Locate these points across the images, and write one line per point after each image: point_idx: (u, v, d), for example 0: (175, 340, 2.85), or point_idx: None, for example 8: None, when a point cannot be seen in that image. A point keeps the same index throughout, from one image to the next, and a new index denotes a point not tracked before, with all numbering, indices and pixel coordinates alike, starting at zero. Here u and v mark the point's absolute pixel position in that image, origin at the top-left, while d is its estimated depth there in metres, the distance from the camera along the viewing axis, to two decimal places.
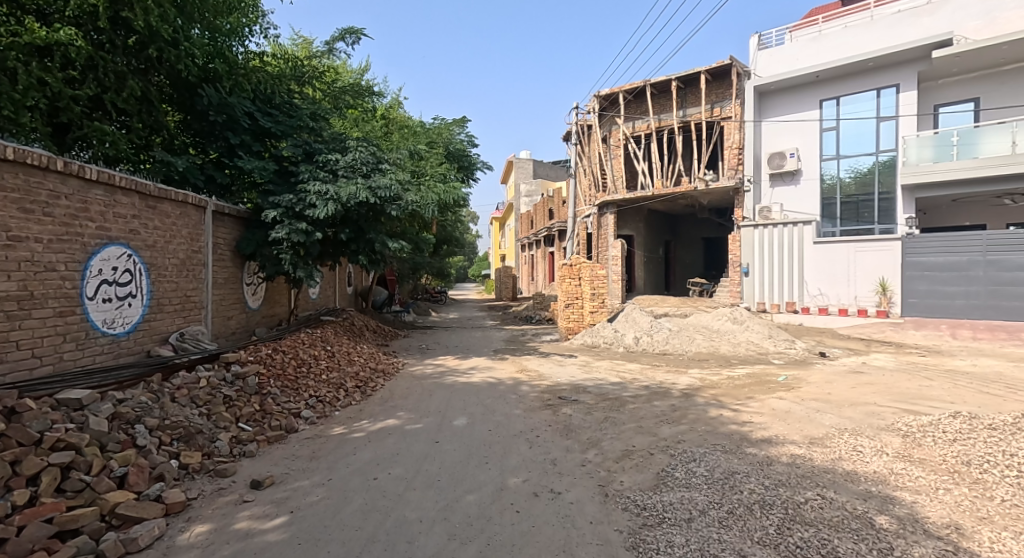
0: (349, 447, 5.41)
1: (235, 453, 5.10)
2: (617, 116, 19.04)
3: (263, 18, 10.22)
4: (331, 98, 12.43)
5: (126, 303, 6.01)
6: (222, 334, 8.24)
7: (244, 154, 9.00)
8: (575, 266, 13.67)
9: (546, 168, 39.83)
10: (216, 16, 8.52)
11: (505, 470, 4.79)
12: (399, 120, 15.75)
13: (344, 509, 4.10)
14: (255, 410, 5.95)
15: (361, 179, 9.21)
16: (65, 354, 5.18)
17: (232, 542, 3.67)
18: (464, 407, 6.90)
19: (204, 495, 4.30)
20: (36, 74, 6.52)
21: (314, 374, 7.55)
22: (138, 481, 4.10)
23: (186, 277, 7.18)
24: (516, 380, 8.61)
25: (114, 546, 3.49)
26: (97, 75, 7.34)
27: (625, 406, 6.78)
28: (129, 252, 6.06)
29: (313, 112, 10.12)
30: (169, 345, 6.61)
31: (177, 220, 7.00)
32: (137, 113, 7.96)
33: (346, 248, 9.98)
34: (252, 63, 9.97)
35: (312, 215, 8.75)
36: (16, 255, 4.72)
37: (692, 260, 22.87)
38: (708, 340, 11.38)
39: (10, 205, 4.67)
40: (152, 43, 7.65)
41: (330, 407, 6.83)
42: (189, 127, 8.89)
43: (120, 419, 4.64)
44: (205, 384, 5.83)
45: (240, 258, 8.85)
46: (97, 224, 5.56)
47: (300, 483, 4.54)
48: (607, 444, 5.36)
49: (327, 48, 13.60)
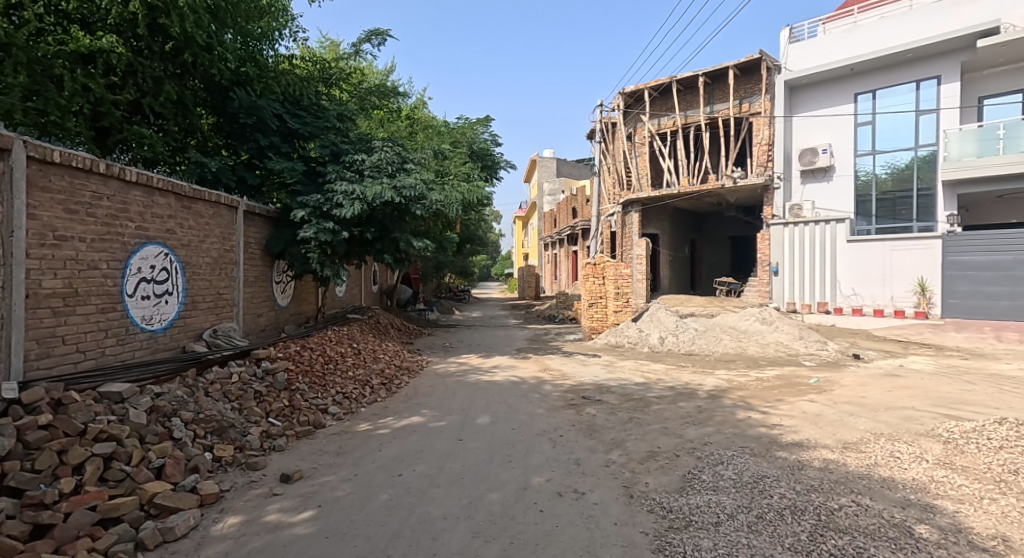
0: (374, 443, 5.49)
1: (265, 448, 5.23)
2: (642, 113, 18.89)
3: (292, 22, 10.52)
4: (357, 99, 12.84)
5: (163, 300, 6.23)
6: (252, 331, 8.45)
7: (274, 155, 9.18)
8: (599, 266, 13.63)
9: (569, 167, 39.78)
10: (247, 21, 8.79)
11: (528, 469, 4.79)
12: (423, 121, 15.86)
13: (369, 505, 4.15)
14: (284, 405, 6.08)
15: (386, 178, 9.25)
16: (107, 349, 5.36)
17: (262, 535, 3.76)
18: (487, 406, 6.91)
19: (237, 488, 4.42)
20: (80, 81, 6.86)
21: (340, 370, 7.69)
22: (174, 473, 4.24)
23: (219, 275, 7.38)
24: (539, 379, 8.57)
25: (152, 536, 3.57)
26: (136, 81, 7.71)
27: (650, 407, 6.71)
28: (166, 251, 6.26)
29: (340, 113, 10.25)
30: (203, 341, 6.82)
31: (211, 219, 7.20)
32: (172, 117, 8.32)
33: (371, 247, 10.10)
34: (282, 66, 10.25)
35: (338, 214, 8.84)
36: (62, 254, 4.86)
37: (719, 259, 22.54)
38: (736, 340, 11.20)
39: (57, 206, 4.81)
40: (187, 48, 7.93)
41: (356, 403, 6.93)
42: (222, 130, 9.18)
43: (158, 413, 4.83)
44: (236, 380, 6.03)
45: (269, 257, 9.06)
46: (136, 224, 5.75)
47: (326, 478, 4.63)
48: (632, 445, 5.33)
49: (354, 49, 13.94)
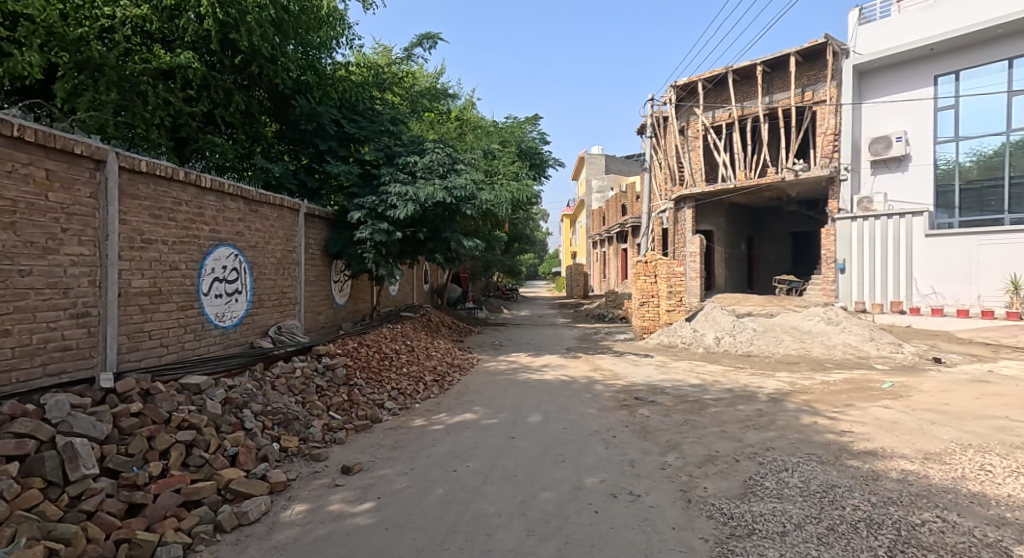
0: (429, 439, 5.64)
1: (327, 440, 5.47)
2: (696, 106, 18.42)
3: (348, 30, 10.91)
4: (409, 103, 13.20)
5: (234, 298, 6.62)
6: (313, 328, 8.83)
7: (332, 159, 9.55)
8: (651, 264, 13.46)
9: (618, 164, 39.27)
10: (308, 31, 9.22)
11: (581, 469, 4.79)
12: (472, 121, 16.05)
13: (425, 499, 4.27)
14: (344, 400, 6.34)
15: (438, 179, 9.42)
16: (186, 343, 5.75)
17: (326, 523, 3.92)
18: (538, 405, 6.95)
19: (302, 477, 4.65)
20: (162, 96, 7.49)
21: (395, 367, 7.92)
22: (247, 460, 4.51)
23: (282, 275, 7.76)
24: (590, 379, 8.54)
25: (230, 519, 3.80)
26: (209, 93, 8.26)
27: (706, 409, 6.56)
28: (236, 252, 6.65)
29: (393, 117, 10.52)
30: (268, 337, 7.19)
31: (275, 222, 7.58)
32: (241, 126, 8.85)
33: (423, 247, 10.35)
34: (339, 73, 10.64)
35: (393, 216, 9.08)
36: (148, 256, 5.23)
37: (777, 257, 21.69)
38: (799, 342, 10.77)
39: (144, 212, 5.19)
40: (254, 61, 8.44)
41: (411, 399, 7.13)
42: (285, 136, 9.65)
43: (231, 404, 5.14)
44: (300, 375, 6.35)
45: (328, 257, 9.43)
46: (210, 227, 6.13)
47: (384, 471, 4.79)
48: (688, 448, 5.23)
49: (406, 54, 14.34)
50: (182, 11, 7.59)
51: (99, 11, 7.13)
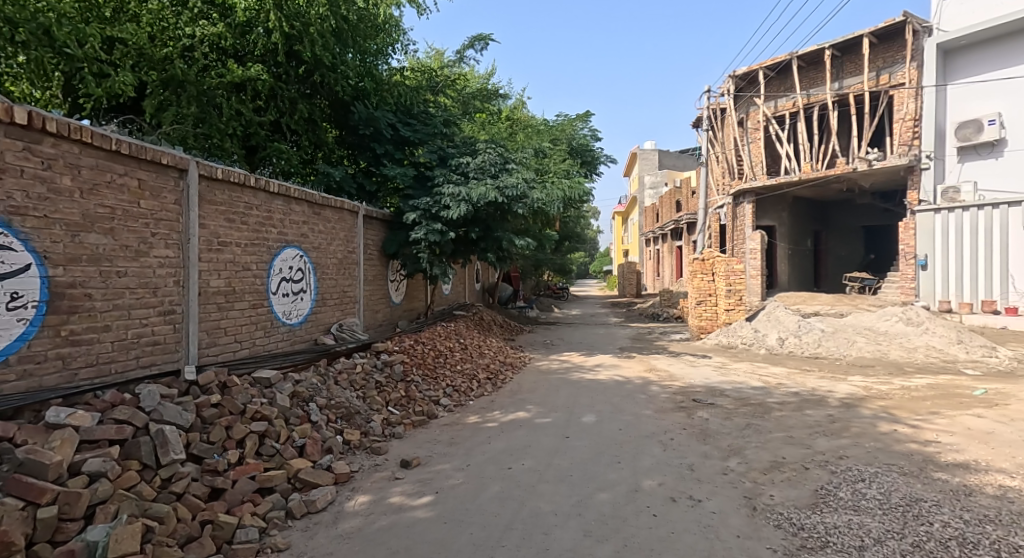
0: (483, 436, 5.69)
1: (386, 434, 5.62)
2: (756, 95, 17.68)
3: (403, 35, 11.15)
4: (461, 104, 13.38)
5: (299, 297, 6.89)
6: (371, 326, 9.08)
7: (389, 163, 9.78)
8: (708, 261, 12.98)
9: (673, 159, 38.36)
10: (365, 39, 9.47)
11: (638, 471, 4.70)
12: (523, 120, 16.06)
13: (481, 495, 4.30)
14: (401, 396, 6.49)
15: (489, 179, 9.46)
16: (257, 340, 6.03)
17: (387, 514, 4.01)
18: (592, 404, 6.87)
19: (364, 469, 4.80)
20: (235, 107, 7.99)
21: (450, 364, 8.04)
22: (314, 451, 4.69)
23: (343, 274, 8.03)
24: (645, 379, 8.37)
25: (299, 506, 3.97)
26: (276, 103, 8.68)
27: (771, 413, 6.29)
28: (301, 253, 6.93)
29: (446, 120, 10.66)
30: (331, 334, 7.45)
31: (337, 223, 7.85)
32: (305, 133, 9.24)
33: (476, 246, 10.45)
34: (394, 78, 10.89)
35: (447, 216, 9.20)
36: (224, 258, 5.53)
37: (849, 252, 20.40)
38: (873, 343, 10.16)
39: (220, 216, 5.48)
40: (316, 71, 8.78)
41: (465, 396, 7.21)
42: (345, 141, 9.95)
43: (298, 398, 5.37)
44: (360, 370, 6.55)
45: (385, 257, 9.67)
46: (278, 230, 6.42)
47: (441, 466, 4.87)
48: (752, 453, 5.03)
49: (458, 56, 14.55)
50: (252, 26, 8.01)
51: (181, 32, 7.71)
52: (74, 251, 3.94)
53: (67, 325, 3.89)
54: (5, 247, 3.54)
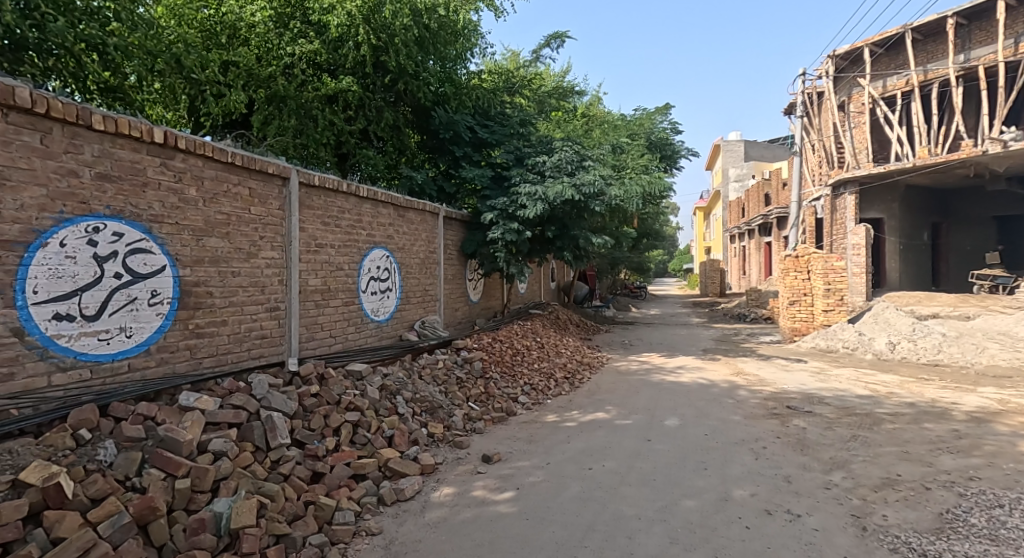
0: (563, 435, 5.74)
1: (467, 429, 5.82)
2: (861, 75, 16.49)
3: (481, 39, 11.43)
4: (537, 103, 13.50)
5: (386, 295, 7.27)
6: (451, 324, 9.39)
7: (467, 165, 10.02)
8: (802, 258, 12.21)
9: (760, 149, 36.39)
10: (446, 46, 9.82)
11: (728, 480, 4.55)
12: (599, 117, 15.88)
13: (562, 494, 4.35)
14: (481, 392, 6.68)
15: (566, 177, 9.46)
16: (349, 335, 6.44)
17: (471, 507, 4.16)
18: (674, 408, 6.72)
19: (448, 462, 5.01)
20: (328, 118, 8.60)
21: (528, 362, 8.16)
22: (401, 442, 4.96)
23: (425, 274, 8.36)
24: (732, 383, 8.06)
25: (390, 494, 4.21)
26: (364, 112, 9.21)
27: (880, 425, 5.86)
28: (387, 254, 7.31)
29: (522, 120, 10.79)
30: (414, 331, 7.81)
31: (419, 225, 8.19)
32: (390, 139, 9.73)
33: (552, 246, 10.48)
34: (473, 81, 11.19)
35: (523, 215, 9.29)
36: (320, 259, 5.95)
37: (975, 246, 18.51)
38: (1007, 351, 9.13)
39: (317, 220, 5.91)
40: (400, 79, 9.23)
41: (543, 394, 7.29)
42: (426, 145, 10.39)
43: (387, 390, 5.68)
44: (442, 366, 6.82)
45: (464, 257, 9.94)
46: (366, 232, 6.81)
47: (522, 463, 4.97)
48: (859, 468, 4.71)
49: (533, 56, 14.70)
50: (344, 42, 8.54)
51: (283, 51, 8.37)
52: (198, 254, 4.40)
53: (193, 319, 4.36)
54: (148, 250, 3.98)
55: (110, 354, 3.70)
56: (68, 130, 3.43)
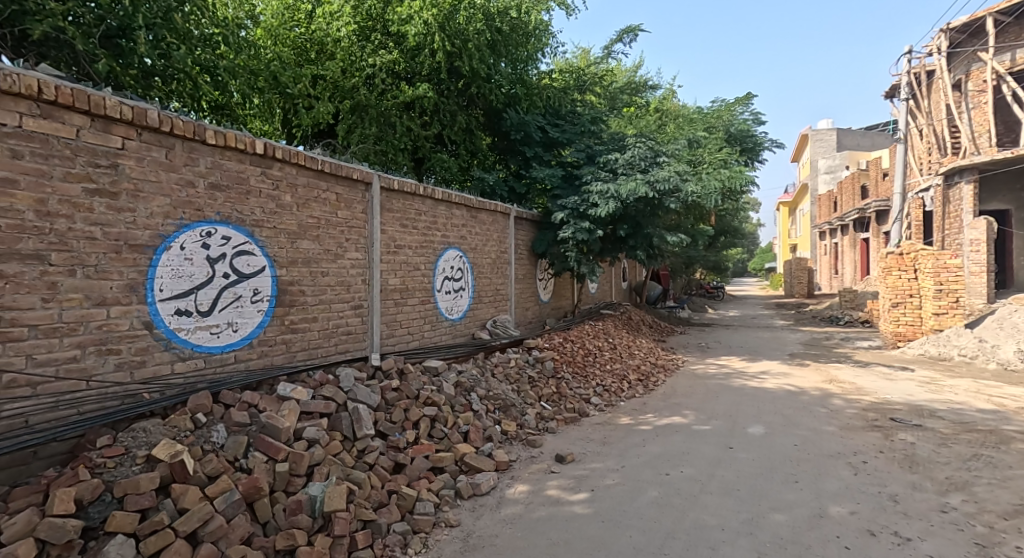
0: (638, 438, 5.68)
1: (540, 428, 5.89)
2: (983, 48, 14.76)
3: (552, 38, 11.49)
4: (608, 100, 13.37)
5: (459, 294, 7.49)
6: (522, 323, 9.49)
7: (538, 165, 10.07)
8: (907, 256, 11.40)
9: (855, 139, 33.87)
10: (517, 48, 9.97)
11: (823, 495, 4.30)
12: (673, 111, 15.43)
13: (639, 499, 4.30)
14: (553, 391, 6.74)
15: (639, 175, 9.30)
16: (425, 333, 6.70)
17: (546, 506, 4.22)
18: (758, 415, 6.44)
19: (522, 460, 5.10)
20: (405, 125, 8.98)
21: (600, 363, 8.11)
22: (476, 438, 5.11)
23: (497, 274, 8.52)
24: (824, 391, 7.61)
25: (467, 488, 4.36)
26: (439, 117, 9.52)
27: (1009, 444, 5.31)
28: (461, 254, 7.52)
29: (593, 117, 10.72)
30: (486, 330, 7.99)
31: (491, 225, 8.36)
32: (463, 142, 9.98)
33: (624, 245, 10.33)
34: (543, 81, 11.26)
35: (594, 214, 9.22)
36: (398, 259, 6.23)
37: None
38: None
39: (396, 223, 6.19)
40: (473, 83, 9.47)
41: (615, 396, 7.24)
42: (497, 147, 10.58)
43: (462, 387, 5.86)
44: (514, 364, 6.93)
45: (535, 257, 10.03)
46: (441, 233, 7.05)
47: (596, 465, 4.97)
48: (982, 492, 4.30)
49: (605, 52, 14.56)
50: (421, 50, 8.83)
51: (365, 62, 8.81)
52: (293, 255, 4.75)
53: (288, 315, 4.72)
54: (250, 252, 4.33)
55: (220, 346, 4.07)
56: (187, 145, 3.80)
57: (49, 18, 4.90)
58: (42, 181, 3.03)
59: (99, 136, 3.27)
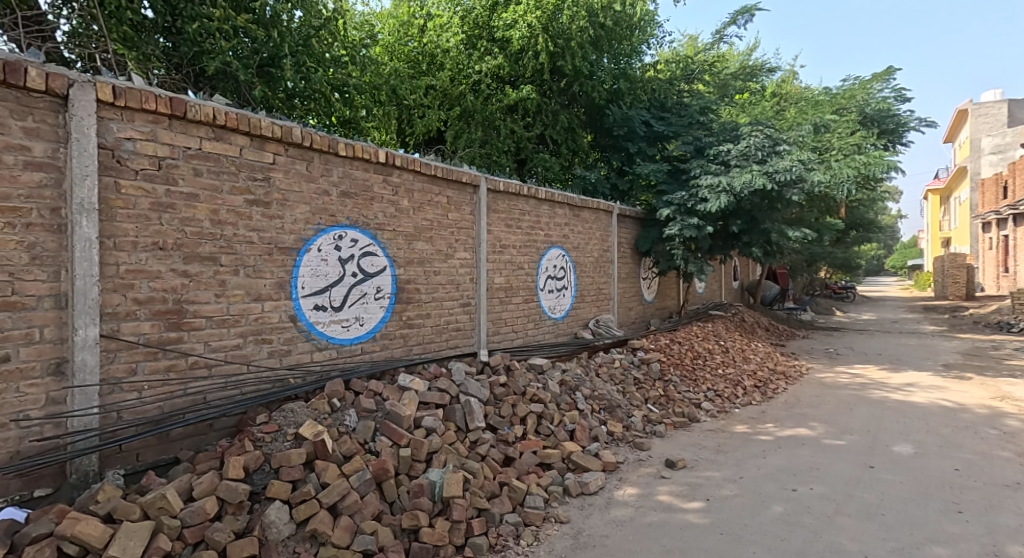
0: (757, 449, 5.38)
1: (647, 431, 5.79)
2: None
3: (658, 28, 11.23)
4: (719, 87, 12.75)
5: (561, 293, 7.55)
6: (625, 323, 9.35)
7: (642, 160, 9.86)
8: None
9: None
10: (619, 42, 9.91)
11: (992, 530, 3.75)
12: (794, 94, 14.31)
13: (762, 514, 4.05)
14: (660, 394, 6.57)
15: (756, 165, 8.73)
16: (528, 331, 6.85)
17: (658, 511, 4.15)
18: (905, 433, 5.80)
19: (630, 462, 5.06)
20: (509, 127, 9.25)
21: (711, 367, 7.77)
22: (582, 437, 5.15)
23: (599, 272, 8.47)
24: (992, 410, 6.67)
25: (575, 486, 4.41)
26: (541, 118, 9.66)
27: None
28: (563, 253, 7.58)
29: (702, 107, 10.28)
30: (588, 330, 7.99)
31: (593, 224, 8.33)
32: (563, 142, 9.95)
33: (737, 241, 9.78)
34: (648, 73, 11.02)
35: (704, 209, 8.83)
36: (503, 258, 6.42)
37: None
38: None
39: (501, 223, 6.39)
40: (575, 81, 9.52)
41: (729, 402, 6.91)
42: (599, 144, 10.51)
43: (566, 385, 5.92)
44: (618, 365, 6.87)
45: (638, 255, 9.83)
46: (544, 232, 7.15)
47: (711, 474, 4.79)
48: None
49: (715, 36, 13.90)
50: (524, 53, 9.02)
51: (471, 69, 9.16)
52: (409, 255, 5.09)
53: (406, 311, 5.07)
54: (374, 253, 4.71)
55: (349, 338, 4.48)
56: (323, 157, 4.23)
57: (220, 55, 5.77)
58: (215, 194, 3.52)
59: (255, 154, 3.75)
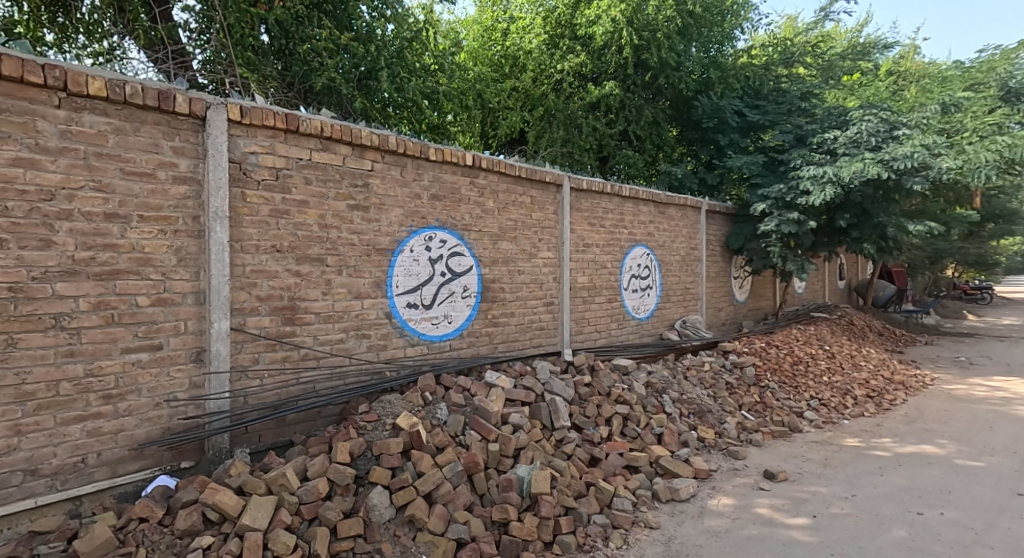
0: (872, 466, 4.97)
1: (742, 439, 5.54)
2: None
3: (752, 12, 10.68)
4: (822, 69, 11.85)
5: (646, 293, 7.39)
6: (714, 324, 8.98)
7: (733, 153, 9.42)
8: None
9: None
10: (708, 30, 9.54)
11: None
12: (912, 72, 12.98)
13: (878, 536, 3.73)
14: (755, 401, 6.26)
15: (868, 153, 7.99)
16: (612, 331, 6.79)
17: (757, 525, 3.96)
18: None
19: (723, 471, 4.87)
20: (592, 125, 9.19)
21: (814, 374, 7.28)
22: (671, 441, 5.02)
23: (686, 271, 8.21)
24: None
25: (665, 491, 4.32)
26: (625, 114, 9.49)
27: None
28: (648, 252, 7.42)
29: (802, 93, 9.62)
30: (675, 331, 7.77)
31: (680, 221, 8.08)
32: (648, 137, 9.65)
33: (845, 236, 9.07)
34: (740, 61, 10.50)
35: (805, 203, 8.27)
36: (586, 257, 6.40)
37: None
38: None
39: (584, 222, 6.37)
40: (661, 74, 9.28)
41: (837, 414, 6.45)
42: (686, 138, 10.16)
43: (653, 388, 5.80)
44: (709, 368, 6.62)
45: (729, 253, 9.40)
46: (627, 230, 7.04)
47: (818, 489, 4.50)
48: None
49: (818, 15, 12.94)
50: (608, 48, 8.92)
51: (554, 69, 9.20)
52: (494, 255, 5.22)
53: (491, 310, 5.21)
54: (461, 253, 4.88)
55: (439, 334, 4.68)
56: (415, 163, 4.44)
57: (326, 72, 6.20)
58: (322, 200, 3.81)
59: (356, 162, 4.01)
